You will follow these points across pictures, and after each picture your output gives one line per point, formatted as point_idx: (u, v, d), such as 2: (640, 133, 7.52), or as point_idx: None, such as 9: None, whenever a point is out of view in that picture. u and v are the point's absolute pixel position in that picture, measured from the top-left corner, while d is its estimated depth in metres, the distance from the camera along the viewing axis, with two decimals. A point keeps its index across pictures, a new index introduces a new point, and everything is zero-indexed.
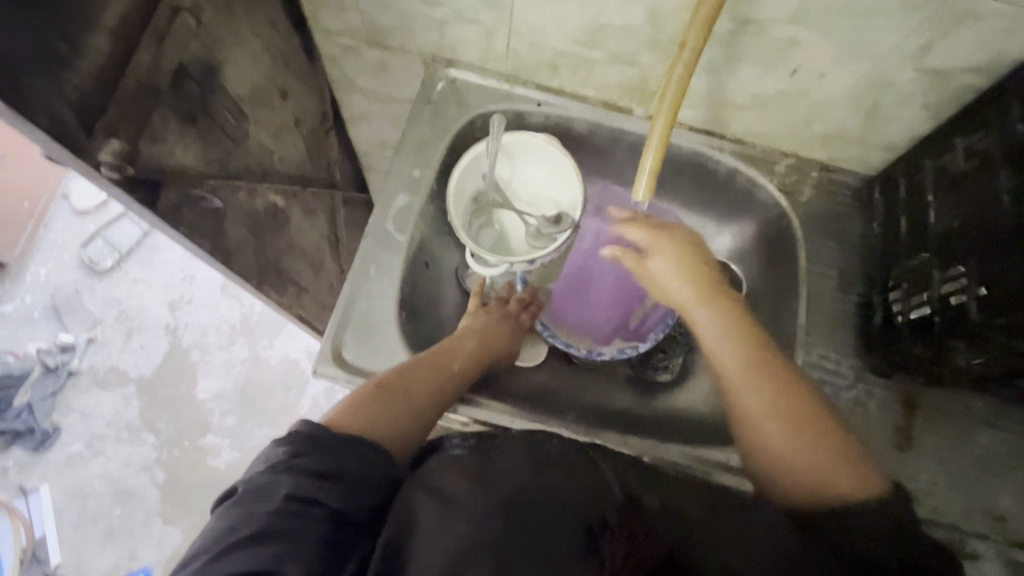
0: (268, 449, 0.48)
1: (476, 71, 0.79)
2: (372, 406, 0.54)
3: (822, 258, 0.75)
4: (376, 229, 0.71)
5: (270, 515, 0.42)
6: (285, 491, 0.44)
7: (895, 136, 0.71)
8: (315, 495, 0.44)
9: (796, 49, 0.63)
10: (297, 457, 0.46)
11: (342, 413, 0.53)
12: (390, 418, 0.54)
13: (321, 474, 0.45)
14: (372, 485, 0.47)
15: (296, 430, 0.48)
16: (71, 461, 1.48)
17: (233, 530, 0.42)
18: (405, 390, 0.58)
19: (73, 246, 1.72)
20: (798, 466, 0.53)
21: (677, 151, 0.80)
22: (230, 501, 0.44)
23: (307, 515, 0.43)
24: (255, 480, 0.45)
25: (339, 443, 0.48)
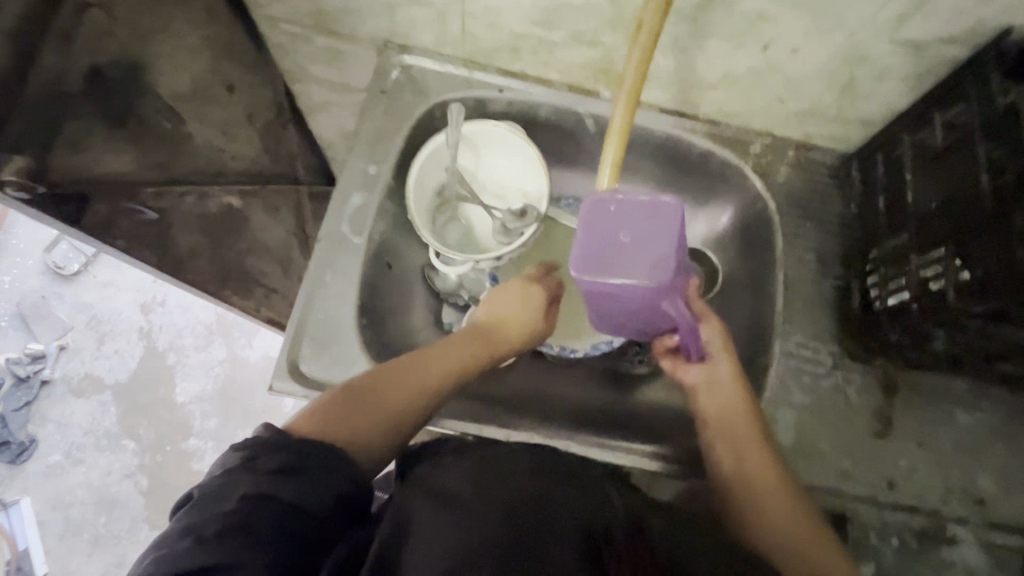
0: (225, 453, 0.46)
1: (434, 56, 0.74)
2: (345, 415, 0.52)
3: (800, 242, 0.73)
4: (331, 232, 0.67)
5: (228, 515, 0.41)
6: (242, 491, 0.42)
7: (874, 111, 0.67)
8: (273, 492, 0.42)
9: (765, 23, 0.59)
10: (254, 457, 0.44)
11: (306, 420, 0.51)
12: (360, 429, 0.52)
13: (280, 471, 0.43)
14: (335, 480, 0.45)
15: (254, 433, 0.46)
16: (51, 472, 1.45)
17: (190, 531, 0.40)
18: (376, 397, 0.54)
19: (36, 250, 1.64)
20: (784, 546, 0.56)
21: (649, 134, 0.76)
22: (187, 505, 0.42)
23: (266, 512, 0.42)
24: (212, 482, 0.43)
25: (298, 442, 0.45)
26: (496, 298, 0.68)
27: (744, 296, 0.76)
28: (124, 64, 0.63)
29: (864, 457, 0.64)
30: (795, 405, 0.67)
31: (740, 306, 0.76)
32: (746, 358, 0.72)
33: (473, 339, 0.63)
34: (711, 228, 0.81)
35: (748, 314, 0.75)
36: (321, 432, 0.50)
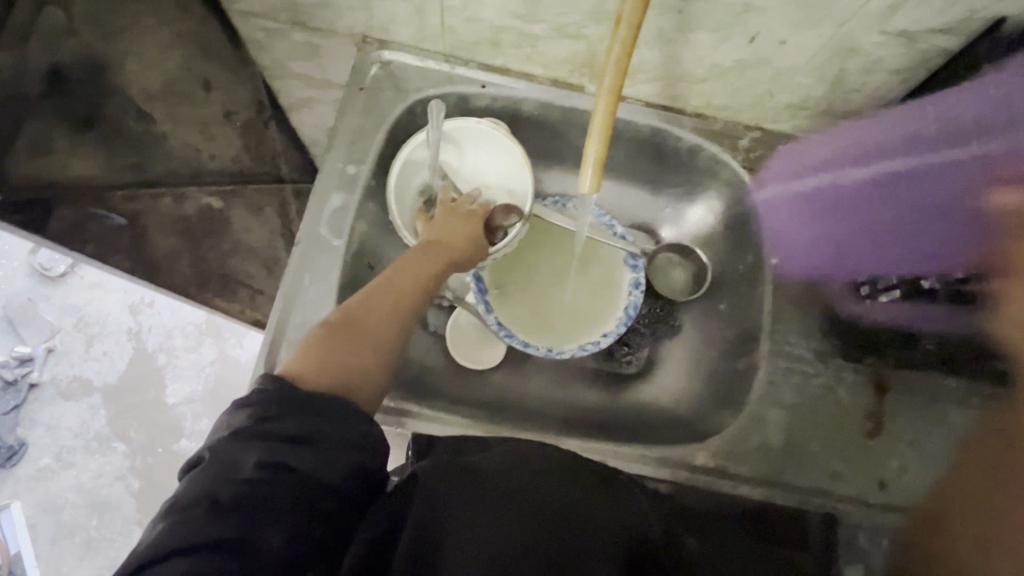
0: (229, 412, 0.42)
1: (414, 51, 0.72)
2: (332, 345, 0.48)
3: (790, 238, 0.71)
4: (309, 233, 0.66)
5: (243, 485, 0.38)
6: (256, 458, 0.39)
7: (866, 103, 0.66)
8: (289, 461, 0.39)
9: (751, 14, 0.57)
10: (265, 421, 0.40)
11: (299, 360, 0.47)
12: (353, 357, 0.48)
13: (294, 438, 0.40)
14: (348, 447, 0.42)
15: (260, 392, 0.42)
16: (41, 475, 1.44)
17: (201, 500, 0.37)
18: (363, 325, 0.51)
19: (20, 250, 1.59)
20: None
21: (635, 129, 0.74)
22: (195, 469, 0.39)
23: (283, 481, 0.39)
24: (220, 446, 0.39)
25: (310, 405, 0.42)
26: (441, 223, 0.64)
27: (734, 294, 0.75)
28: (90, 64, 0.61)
29: (854, 457, 0.64)
30: (784, 404, 0.65)
31: (730, 304, 0.75)
32: (735, 356, 0.71)
33: (427, 254, 0.59)
34: (701, 224, 0.79)
35: (737, 312, 0.74)
36: (317, 370, 0.46)
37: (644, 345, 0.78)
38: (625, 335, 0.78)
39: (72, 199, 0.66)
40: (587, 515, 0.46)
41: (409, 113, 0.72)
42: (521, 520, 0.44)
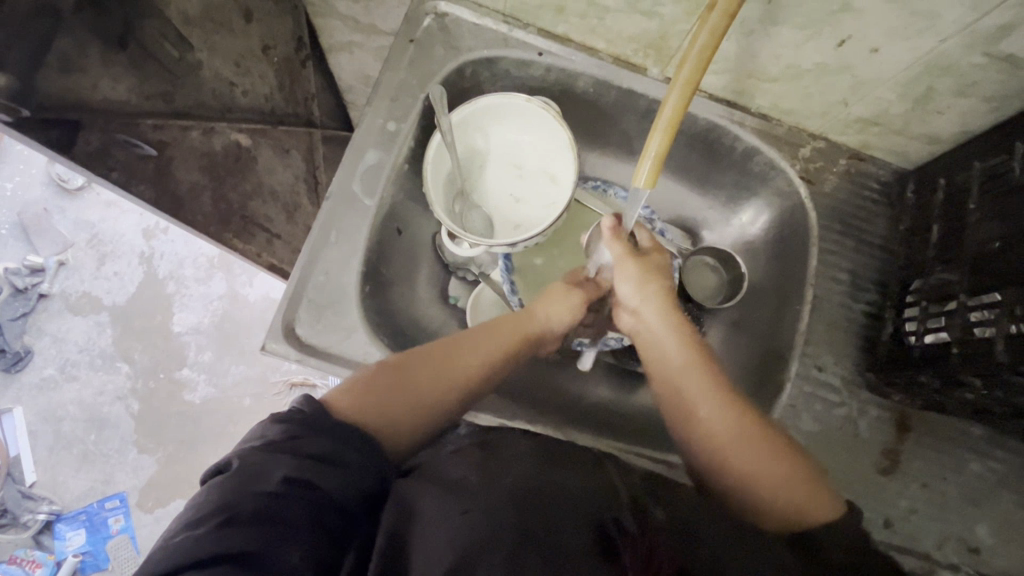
0: (262, 425, 0.44)
1: (473, 7, 0.67)
2: (381, 393, 0.50)
3: (835, 259, 0.69)
4: (340, 188, 0.63)
5: (267, 497, 0.39)
6: (283, 472, 0.40)
7: (946, 128, 0.61)
8: (313, 479, 0.41)
9: (847, 15, 0.52)
10: (297, 438, 0.43)
11: (345, 394, 0.49)
12: (391, 418, 0.50)
13: (322, 458, 0.42)
14: (365, 475, 0.44)
15: (294, 410, 0.45)
16: (45, 385, 1.46)
17: (225, 508, 0.38)
18: (411, 385, 0.53)
19: (39, 160, 1.58)
20: (750, 472, 0.50)
21: (694, 121, 0.71)
22: (221, 478, 0.40)
23: (305, 499, 0.40)
24: (246, 458, 0.41)
25: (333, 428, 0.45)
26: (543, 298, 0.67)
27: (766, 308, 0.73)
28: None
29: (867, 495, 0.62)
30: (802, 429, 0.64)
31: (760, 317, 0.73)
32: (759, 372, 0.70)
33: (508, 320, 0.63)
34: (743, 230, 0.77)
35: (768, 327, 0.72)
36: (358, 410, 0.48)
37: None
38: None
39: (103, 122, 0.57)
40: (550, 497, 0.44)
41: (458, 74, 0.68)
42: (495, 504, 0.42)
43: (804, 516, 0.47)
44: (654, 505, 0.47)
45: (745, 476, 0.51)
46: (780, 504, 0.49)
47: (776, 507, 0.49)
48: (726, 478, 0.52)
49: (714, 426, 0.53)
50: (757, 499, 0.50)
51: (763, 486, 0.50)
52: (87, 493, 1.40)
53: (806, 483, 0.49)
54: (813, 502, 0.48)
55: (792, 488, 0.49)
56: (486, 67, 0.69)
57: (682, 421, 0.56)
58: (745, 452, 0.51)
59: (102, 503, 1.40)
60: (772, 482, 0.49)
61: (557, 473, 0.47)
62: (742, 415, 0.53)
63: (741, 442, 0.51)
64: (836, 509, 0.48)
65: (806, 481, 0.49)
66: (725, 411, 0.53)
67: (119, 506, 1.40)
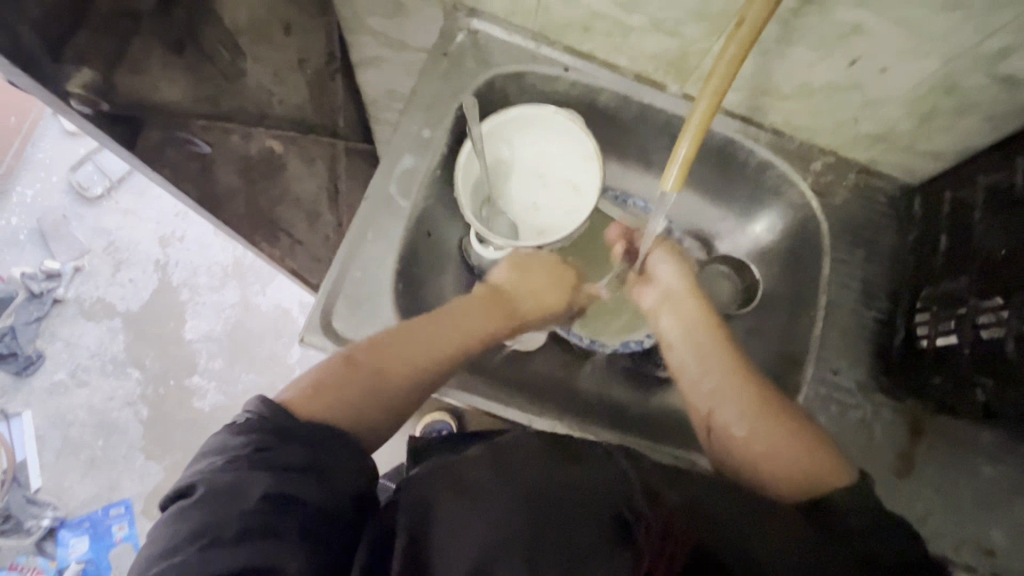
0: (225, 440, 0.45)
1: (504, 25, 0.72)
2: (343, 386, 0.51)
3: (847, 268, 0.71)
4: (376, 192, 0.66)
5: (248, 515, 0.40)
6: (262, 489, 0.41)
7: (951, 144, 0.65)
8: (294, 491, 0.42)
9: (858, 37, 0.56)
10: (268, 451, 0.43)
11: (302, 397, 0.49)
12: (355, 410, 0.51)
13: (298, 470, 0.43)
14: (346, 478, 0.46)
15: (257, 419, 0.45)
16: (55, 389, 1.47)
17: (207, 532, 0.39)
18: (377, 373, 0.54)
19: (61, 169, 1.63)
20: (770, 447, 0.53)
21: (711, 136, 0.74)
22: (194, 501, 0.41)
23: (290, 511, 0.42)
24: (219, 478, 0.42)
25: (303, 431, 0.46)
26: (520, 281, 0.68)
27: (780, 315, 0.76)
28: None
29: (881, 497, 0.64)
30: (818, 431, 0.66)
31: (775, 324, 0.76)
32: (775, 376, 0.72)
33: (494, 302, 0.65)
34: (757, 242, 0.80)
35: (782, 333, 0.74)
36: (319, 408, 0.49)
37: None
38: None
39: (157, 122, 0.60)
40: (564, 496, 0.44)
41: (488, 87, 0.72)
42: (510, 507, 0.44)
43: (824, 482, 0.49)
44: (670, 487, 0.46)
45: (762, 452, 0.53)
46: (802, 475, 0.51)
47: (801, 479, 0.50)
48: (746, 454, 0.55)
49: (730, 405, 0.57)
50: (776, 476, 0.52)
51: (781, 456, 0.52)
52: (92, 500, 1.40)
53: (822, 453, 0.51)
54: (821, 473, 0.50)
55: (789, 455, 0.52)
56: (515, 81, 0.73)
57: (701, 399, 0.59)
58: (761, 425, 0.54)
59: (107, 510, 1.39)
60: (789, 452, 0.52)
61: (576, 467, 0.47)
62: (754, 393, 0.56)
63: (755, 417, 0.55)
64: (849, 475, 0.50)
65: (824, 452, 0.52)
66: (739, 387, 0.57)
67: (124, 513, 1.39)
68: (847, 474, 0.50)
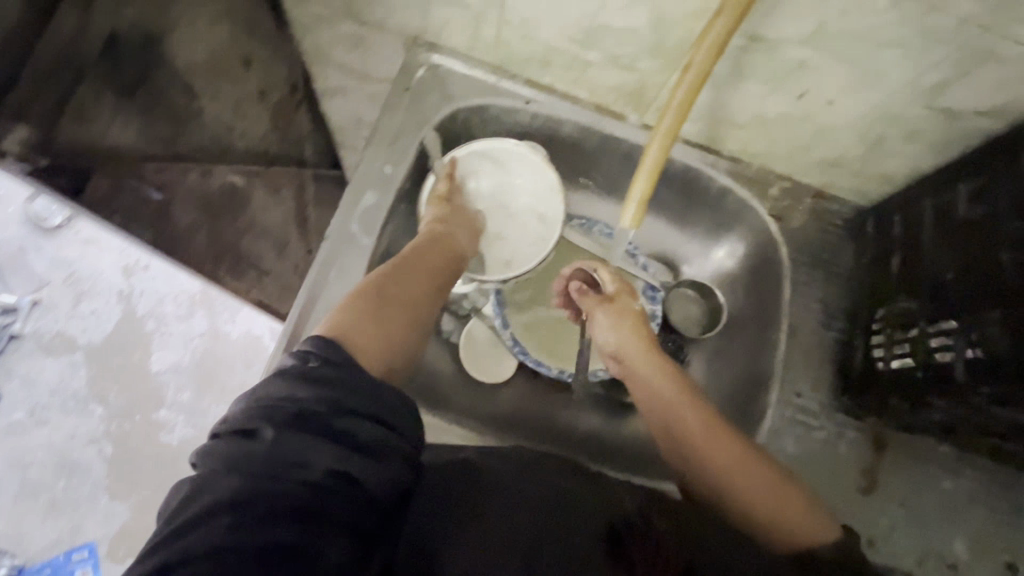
0: (292, 386, 0.42)
1: (465, 59, 0.72)
2: (379, 317, 0.55)
3: (808, 290, 0.73)
4: (338, 229, 0.66)
5: (306, 486, 0.39)
6: (324, 463, 0.40)
7: (899, 169, 0.67)
8: (353, 471, 0.41)
9: (805, 72, 0.58)
10: (333, 417, 0.42)
11: (352, 329, 0.52)
12: (397, 329, 0.56)
13: (360, 448, 0.42)
14: (399, 464, 0.44)
15: (323, 374, 0.44)
16: (13, 429, 1.41)
17: (259, 493, 0.38)
18: (397, 300, 0.59)
19: (15, 197, 1.51)
20: (752, 495, 0.53)
21: (672, 163, 0.76)
22: (253, 452, 0.39)
23: (344, 493, 0.40)
24: (283, 437, 0.40)
25: (366, 388, 0.44)
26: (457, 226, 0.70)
27: (746, 336, 0.77)
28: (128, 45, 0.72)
29: (847, 514, 0.65)
30: (786, 453, 0.67)
31: (741, 345, 0.77)
32: (743, 398, 0.73)
33: (459, 230, 0.70)
34: (722, 265, 0.81)
35: (748, 355, 0.76)
36: (371, 334, 0.53)
37: None
38: None
39: None
40: (564, 515, 0.47)
41: (451, 120, 0.72)
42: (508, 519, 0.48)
43: (806, 539, 0.50)
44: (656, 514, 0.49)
45: (745, 500, 0.53)
46: (783, 531, 0.51)
47: (785, 533, 0.51)
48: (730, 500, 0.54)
49: (715, 453, 0.55)
50: (762, 526, 0.52)
51: (764, 506, 0.52)
52: (54, 544, 1.34)
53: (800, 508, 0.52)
54: (800, 528, 0.50)
55: (765, 500, 0.52)
56: (477, 113, 0.73)
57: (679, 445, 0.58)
58: (740, 473, 0.54)
59: (70, 553, 1.33)
60: (772, 503, 0.52)
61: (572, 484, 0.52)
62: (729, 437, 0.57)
63: (737, 466, 0.54)
64: (832, 532, 0.51)
65: (806, 506, 0.52)
66: (717, 434, 0.57)
67: (87, 556, 1.34)
68: (834, 530, 0.51)
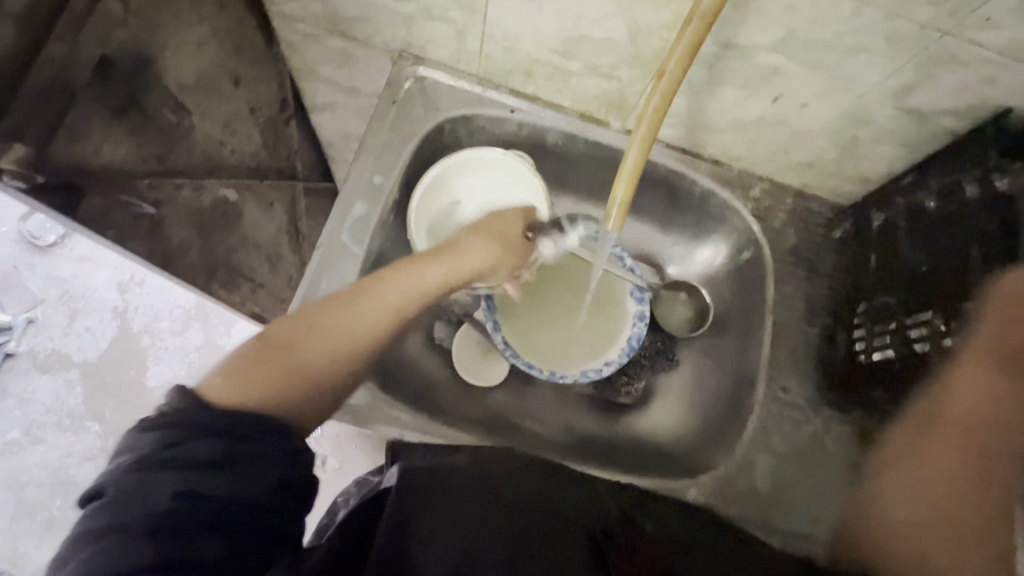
0: (134, 434, 0.39)
1: (450, 72, 0.74)
2: (262, 367, 0.45)
3: (792, 288, 0.75)
4: (330, 239, 0.67)
5: (153, 515, 0.35)
6: (168, 487, 0.36)
7: (875, 169, 0.69)
8: (203, 484, 0.36)
9: (778, 77, 0.60)
10: (176, 444, 0.38)
11: (223, 381, 0.43)
12: (282, 386, 0.45)
13: (208, 463, 0.37)
14: (265, 467, 0.39)
15: (168, 411, 0.39)
16: (9, 448, 1.40)
17: (111, 530, 0.34)
18: (295, 346, 0.48)
19: (10, 216, 1.54)
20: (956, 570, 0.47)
21: (655, 167, 0.78)
22: (97, 504, 0.36)
23: (201, 507, 0.36)
24: (124, 479, 0.36)
25: (218, 424, 0.39)
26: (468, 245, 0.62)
27: (733, 335, 0.79)
28: (138, 54, 0.62)
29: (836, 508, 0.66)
30: (774, 449, 0.69)
31: (729, 344, 0.79)
32: (731, 396, 0.75)
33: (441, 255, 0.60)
34: (709, 265, 0.82)
35: (735, 354, 0.77)
36: (242, 390, 0.43)
37: (641, 376, 0.81)
38: (627, 366, 0.81)
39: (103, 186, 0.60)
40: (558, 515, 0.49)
41: (437, 131, 0.74)
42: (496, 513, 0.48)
43: None
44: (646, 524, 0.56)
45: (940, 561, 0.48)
46: None
47: None
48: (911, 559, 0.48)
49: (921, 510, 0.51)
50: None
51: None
52: None
53: None
54: None
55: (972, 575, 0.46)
56: (463, 123, 0.75)
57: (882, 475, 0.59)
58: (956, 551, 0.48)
59: None
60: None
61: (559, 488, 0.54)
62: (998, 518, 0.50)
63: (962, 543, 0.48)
64: None
65: None
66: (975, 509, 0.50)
67: None
68: None
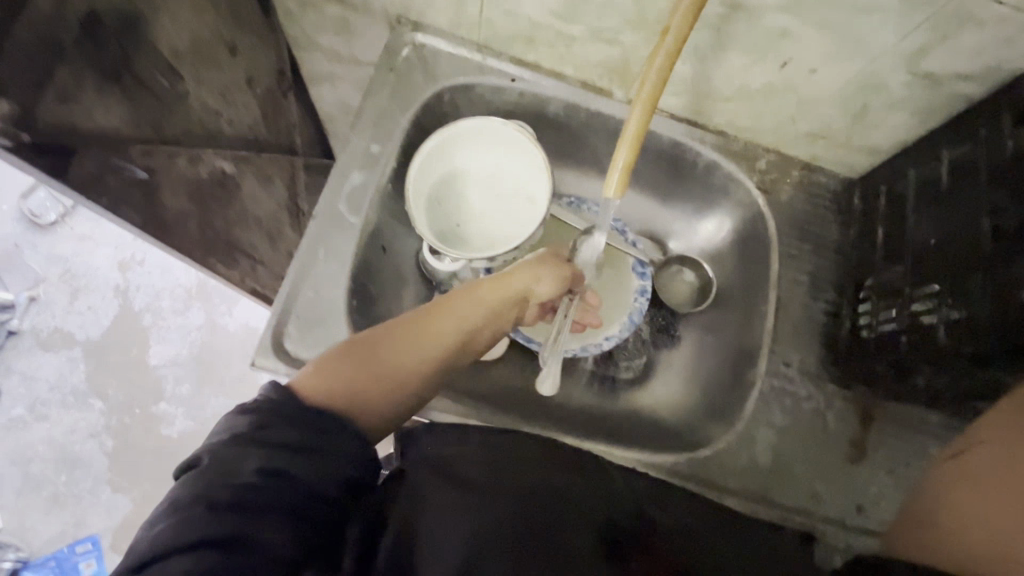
0: (228, 416, 0.41)
1: (448, 38, 0.72)
2: (348, 367, 0.46)
3: (796, 263, 0.73)
4: (327, 209, 0.66)
5: (241, 488, 0.37)
6: (255, 463, 0.37)
7: (884, 139, 0.67)
8: (287, 467, 0.38)
9: (786, 40, 0.58)
10: (264, 425, 0.39)
11: (314, 377, 0.45)
12: (364, 394, 0.46)
13: (292, 447, 0.39)
14: (340, 459, 0.41)
15: (262, 398, 0.41)
16: (14, 425, 1.42)
17: (200, 500, 0.36)
18: (380, 352, 0.49)
19: (10, 195, 1.54)
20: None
21: (658, 139, 0.76)
22: (192, 473, 0.37)
23: (283, 488, 0.38)
24: (219, 451, 0.38)
25: (309, 416, 0.41)
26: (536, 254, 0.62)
27: (736, 310, 0.77)
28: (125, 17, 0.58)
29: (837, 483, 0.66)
30: (775, 424, 0.68)
31: (731, 320, 0.78)
32: (733, 371, 0.74)
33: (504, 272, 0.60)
34: (711, 238, 0.81)
35: (737, 330, 0.76)
36: (333, 391, 0.44)
37: (643, 352, 0.80)
38: (628, 342, 0.80)
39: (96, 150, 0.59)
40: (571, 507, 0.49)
41: (436, 100, 0.72)
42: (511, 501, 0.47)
43: None
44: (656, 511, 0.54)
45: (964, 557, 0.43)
46: None
47: None
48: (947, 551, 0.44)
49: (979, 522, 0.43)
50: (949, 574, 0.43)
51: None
52: (57, 538, 1.35)
53: None
54: None
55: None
56: (462, 92, 0.73)
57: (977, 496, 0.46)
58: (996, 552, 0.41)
59: (73, 547, 1.34)
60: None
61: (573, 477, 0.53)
62: None
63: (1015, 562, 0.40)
64: None
65: None
66: None
67: (91, 549, 1.34)
68: None
